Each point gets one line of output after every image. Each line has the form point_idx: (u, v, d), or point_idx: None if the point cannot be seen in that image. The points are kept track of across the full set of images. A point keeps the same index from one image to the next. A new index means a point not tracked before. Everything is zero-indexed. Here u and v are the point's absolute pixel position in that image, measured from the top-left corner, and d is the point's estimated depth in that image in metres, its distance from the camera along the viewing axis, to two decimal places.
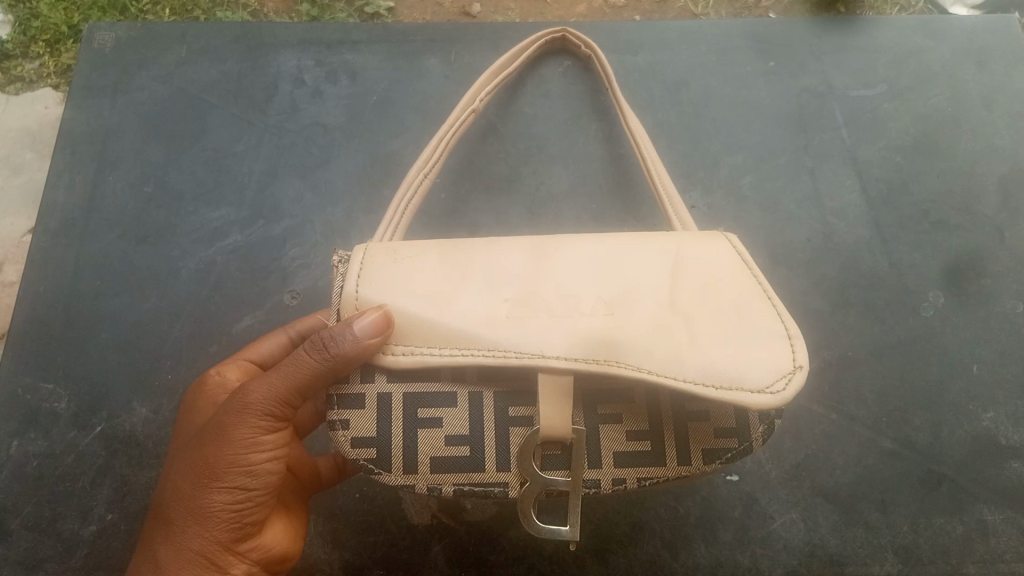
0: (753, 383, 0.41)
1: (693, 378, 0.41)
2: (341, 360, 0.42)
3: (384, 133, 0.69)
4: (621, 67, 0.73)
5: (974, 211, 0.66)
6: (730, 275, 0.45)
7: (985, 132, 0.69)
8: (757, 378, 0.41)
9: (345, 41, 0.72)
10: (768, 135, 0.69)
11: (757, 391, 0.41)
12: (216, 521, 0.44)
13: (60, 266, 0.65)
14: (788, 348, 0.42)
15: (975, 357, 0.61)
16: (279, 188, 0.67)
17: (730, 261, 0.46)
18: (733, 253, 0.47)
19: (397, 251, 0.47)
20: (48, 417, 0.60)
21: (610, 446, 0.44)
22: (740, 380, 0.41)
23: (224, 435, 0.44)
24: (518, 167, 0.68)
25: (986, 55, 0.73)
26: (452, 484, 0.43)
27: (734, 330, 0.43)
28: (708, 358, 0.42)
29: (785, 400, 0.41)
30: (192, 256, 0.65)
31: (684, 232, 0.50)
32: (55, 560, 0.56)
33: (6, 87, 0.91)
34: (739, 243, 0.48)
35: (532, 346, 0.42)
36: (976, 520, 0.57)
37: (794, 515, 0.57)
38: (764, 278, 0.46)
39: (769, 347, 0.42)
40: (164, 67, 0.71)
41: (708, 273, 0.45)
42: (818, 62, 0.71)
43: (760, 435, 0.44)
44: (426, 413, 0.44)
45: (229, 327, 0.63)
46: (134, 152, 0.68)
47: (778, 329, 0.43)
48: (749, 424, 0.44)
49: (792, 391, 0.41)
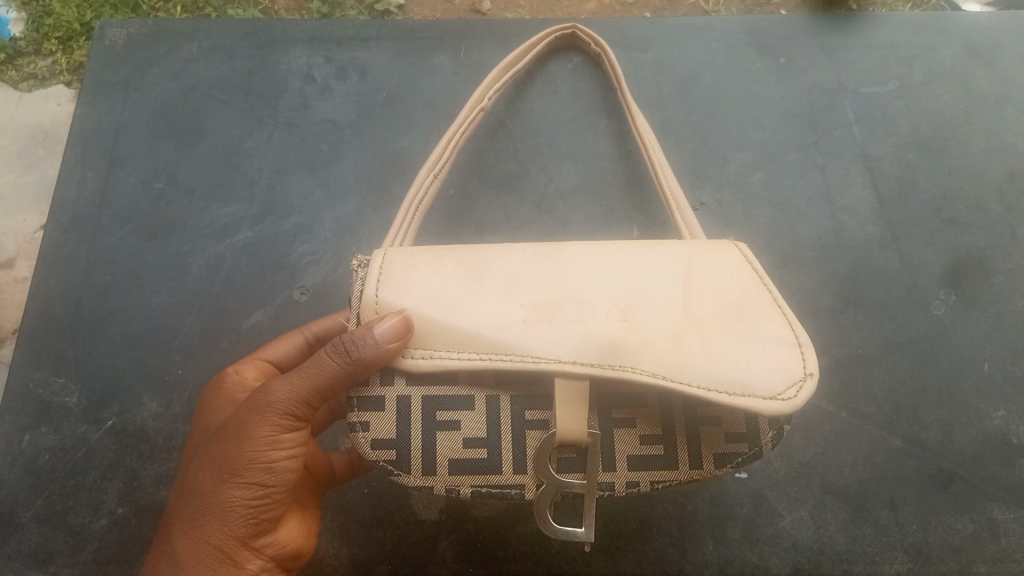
0: (765, 389, 0.41)
1: (706, 385, 0.41)
2: (362, 362, 0.42)
3: (392, 130, 0.69)
4: (630, 64, 0.73)
5: (986, 209, 0.66)
6: (740, 282, 0.46)
7: (997, 130, 0.69)
8: (769, 384, 0.41)
9: (354, 38, 0.73)
10: (777, 132, 0.69)
11: (769, 398, 0.41)
12: (234, 516, 0.44)
13: (71, 261, 0.65)
14: (799, 355, 0.42)
15: (987, 355, 0.61)
16: (288, 183, 0.67)
17: (740, 268, 0.46)
18: (742, 260, 0.47)
19: (416, 255, 0.47)
20: (59, 411, 0.60)
21: (624, 450, 0.44)
22: (752, 386, 0.41)
23: (245, 432, 0.44)
24: (527, 164, 0.67)
25: (999, 50, 0.72)
26: (470, 485, 0.43)
27: (745, 337, 0.43)
28: (720, 364, 0.41)
29: (796, 406, 0.40)
30: (201, 252, 0.65)
31: (694, 240, 0.50)
32: (65, 553, 0.56)
33: (20, 84, 0.91)
34: (749, 250, 0.48)
35: (548, 351, 0.42)
36: (987, 520, 0.56)
37: (803, 513, 0.57)
38: (774, 286, 0.46)
39: (780, 353, 0.42)
40: (174, 64, 0.71)
41: (720, 280, 0.45)
42: (828, 58, 0.71)
43: (771, 439, 0.44)
44: (444, 416, 0.44)
45: (239, 323, 0.63)
46: (144, 148, 0.68)
47: (787, 337, 0.43)
48: (758, 429, 0.44)
49: (803, 397, 0.41)
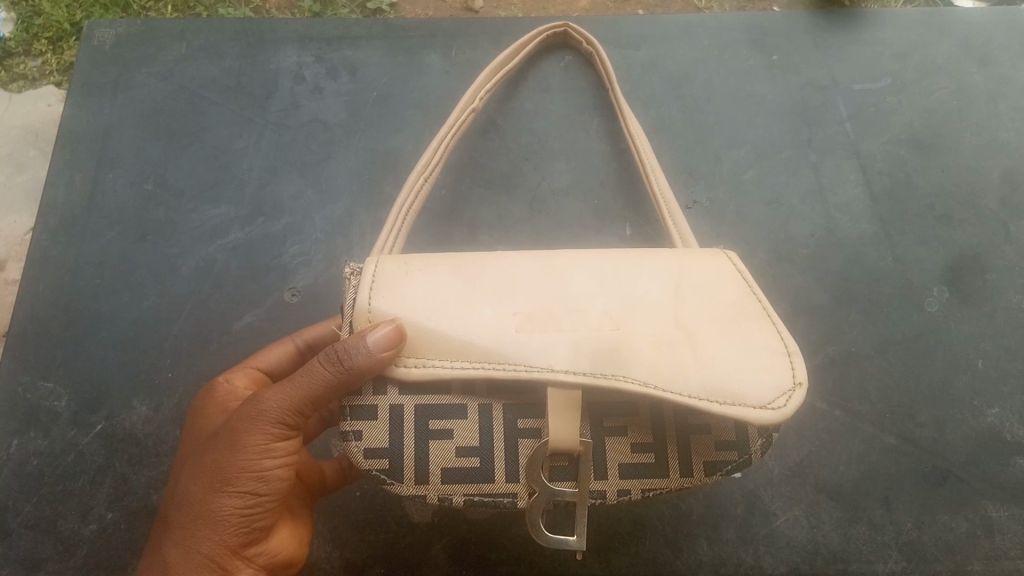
0: (754, 398, 0.41)
1: (697, 394, 0.41)
2: (355, 372, 0.42)
3: (384, 130, 0.68)
4: (622, 62, 0.72)
5: (980, 206, 0.65)
6: (729, 291, 0.45)
7: (991, 126, 0.68)
8: (758, 393, 0.41)
9: (345, 37, 0.72)
10: (771, 130, 0.69)
11: (758, 407, 0.41)
12: (226, 525, 0.44)
13: (60, 264, 0.64)
14: (787, 365, 0.42)
15: (981, 353, 0.61)
16: (278, 184, 0.66)
17: (730, 277, 0.46)
18: (732, 270, 0.47)
19: (408, 264, 0.47)
20: (48, 416, 0.60)
21: (616, 458, 0.44)
22: (742, 396, 0.41)
23: (237, 440, 0.44)
24: (519, 164, 0.67)
25: (992, 46, 0.72)
26: (463, 494, 0.43)
27: (736, 346, 0.43)
28: (711, 373, 0.41)
29: (785, 415, 0.40)
30: (192, 254, 0.65)
31: (684, 249, 0.50)
32: (55, 559, 0.56)
33: (8, 85, 0.91)
34: (738, 259, 0.48)
35: (541, 360, 0.41)
36: (982, 518, 0.56)
37: (798, 513, 0.57)
38: (763, 295, 0.46)
39: (769, 362, 0.42)
40: (163, 64, 0.71)
41: (710, 289, 0.45)
42: (821, 55, 0.71)
43: (759, 447, 0.44)
44: (437, 424, 0.44)
45: (230, 326, 0.62)
46: (134, 149, 0.68)
47: (777, 346, 0.43)
48: (747, 437, 0.44)
49: (792, 407, 0.41)
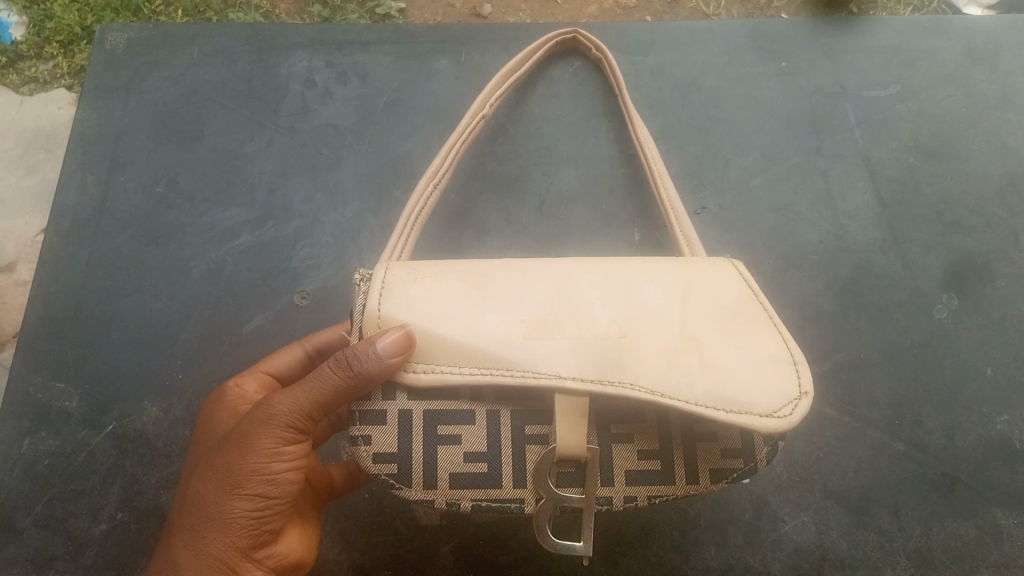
0: (761, 406, 0.41)
1: (704, 402, 0.41)
2: (365, 377, 0.42)
3: (393, 135, 0.69)
4: (630, 68, 0.73)
5: (988, 213, 0.65)
6: (736, 299, 0.45)
7: (999, 133, 0.68)
8: (764, 401, 0.41)
9: (355, 42, 0.73)
10: (778, 136, 0.69)
11: (764, 415, 0.41)
12: (236, 527, 0.44)
13: (71, 265, 0.65)
14: (793, 373, 0.42)
15: (989, 360, 0.61)
16: (288, 188, 0.67)
17: (736, 286, 0.46)
18: (738, 279, 0.47)
19: (418, 270, 0.47)
20: (58, 416, 0.60)
21: (622, 465, 0.44)
22: (749, 404, 0.41)
23: (247, 444, 0.44)
24: (528, 169, 0.67)
25: (1000, 54, 0.72)
26: (471, 499, 0.43)
27: (742, 354, 0.43)
28: (718, 381, 0.41)
29: (791, 424, 0.40)
30: (202, 256, 0.65)
31: (690, 258, 0.50)
32: (64, 559, 0.56)
33: (21, 87, 0.92)
34: (745, 268, 0.48)
35: (549, 367, 0.42)
36: (990, 525, 0.56)
37: (806, 518, 0.57)
38: (769, 304, 0.46)
39: (774, 371, 0.42)
40: (175, 68, 0.71)
41: (717, 298, 0.45)
42: (829, 62, 0.71)
43: (765, 455, 0.44)
44: (446, 430, 0.44)
45: (239, 328, 0.63)
46: (145, 152, 0.68)
47: (782, 355, 0.43)
48: (753, 445, 0.44)
49: (798, 416, 0.41)
